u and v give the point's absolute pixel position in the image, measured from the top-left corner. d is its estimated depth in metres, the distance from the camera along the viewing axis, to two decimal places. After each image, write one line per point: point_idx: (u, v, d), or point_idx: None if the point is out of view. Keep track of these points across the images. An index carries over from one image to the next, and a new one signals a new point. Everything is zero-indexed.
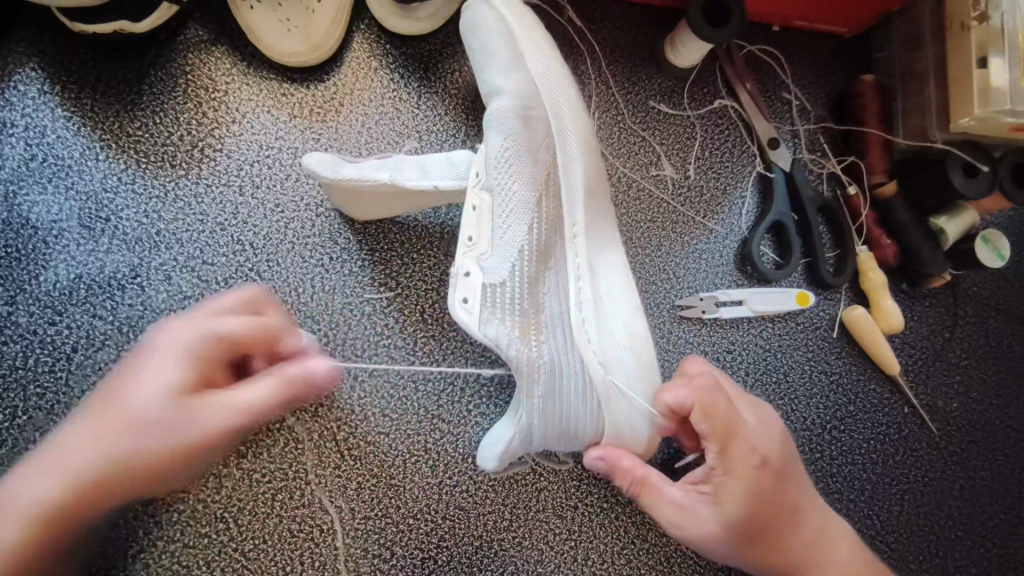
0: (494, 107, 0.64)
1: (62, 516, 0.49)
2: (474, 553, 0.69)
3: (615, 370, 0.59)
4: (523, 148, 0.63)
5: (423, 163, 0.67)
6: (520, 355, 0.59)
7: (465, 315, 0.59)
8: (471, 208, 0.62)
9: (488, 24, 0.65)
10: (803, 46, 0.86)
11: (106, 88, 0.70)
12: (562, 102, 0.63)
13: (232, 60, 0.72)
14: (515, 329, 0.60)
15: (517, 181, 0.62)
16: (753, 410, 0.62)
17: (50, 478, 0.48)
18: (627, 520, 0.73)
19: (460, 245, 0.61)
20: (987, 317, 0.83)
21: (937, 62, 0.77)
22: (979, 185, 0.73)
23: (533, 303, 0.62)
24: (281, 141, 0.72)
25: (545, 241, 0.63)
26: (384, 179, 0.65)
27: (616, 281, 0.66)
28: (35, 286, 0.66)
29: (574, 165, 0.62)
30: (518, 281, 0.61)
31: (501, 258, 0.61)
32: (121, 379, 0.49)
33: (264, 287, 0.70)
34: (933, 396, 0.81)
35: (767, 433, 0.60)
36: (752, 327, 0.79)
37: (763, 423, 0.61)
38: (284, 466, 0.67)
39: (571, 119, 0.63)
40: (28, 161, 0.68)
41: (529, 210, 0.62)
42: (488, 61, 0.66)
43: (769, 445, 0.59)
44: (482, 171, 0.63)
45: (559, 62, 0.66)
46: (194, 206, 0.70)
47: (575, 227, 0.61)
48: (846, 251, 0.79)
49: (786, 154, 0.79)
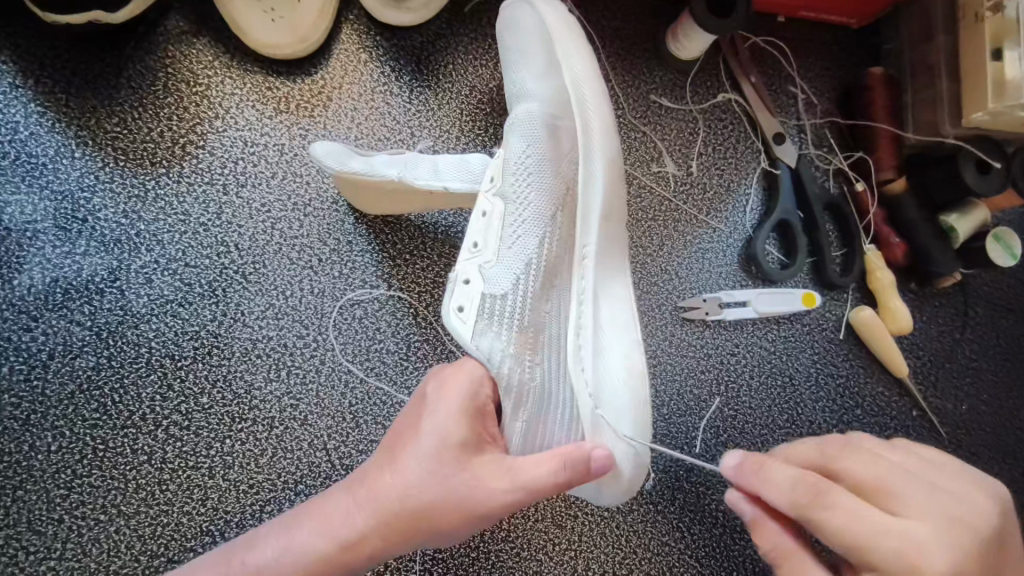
0: (523, 111, 0.65)
1: (482, 515, 0.51)
2: (470, 565, 0.67)
3: (607, 407, 0.56)
4: (546, 156, 0.62)
5: (436, 160, 0.65)
6: (510, 372, 0.58)
7: (459, 324, 0.60)
8: (481, 213, 0.62)
9: (528, 25, 0.65)
10: (810, 36, 0.83)
11: (82, 82, 0.66)
12: (593, 116, 0.61)
13: (215, 53, 0.69)
14: (510, 344, 0.59)
15: (532, 189, 0.61)
16: (945, 475, 0.48)
17: (457, 462, 0.51)
18: (628, 529, 0.70)
19: (465, 252, 0.61)
20: (997, 318, 0.81)
21: (949, 53, 0.74)
22: (992, 180, 0.71)
23: (534, 321, 0.60)
24: (266, 137, 0.69)
25: (555, 255, 0.61)
26: (393, 175, 0.63)
27: (624, 313, 0.61)
28: (8, 291, 0.63)
29: (593, 187, 0.59)
30: (522, 292, 0.60)
31: (506, 269, 0.60)
32: (436, 405, 0.54)
33: (251, 290, 0.67)
34: (941, 400, 0.79)
35: (957, 522, 0.44)
36: (755, 329, 0.76)
37: (948, 528, 0.44)
38: (272, 477, 0.64)
39: (602, 137, 0.61)
40: (0, 159, 0.64)
41: (543, 219, 0.61)
42: (522, 62, 0.66)
43: (978, 523, 0.45)
44: (497, 176, 0.63)
45: (595, 74, 0.63)
46: (176, 205, 0.67)
47: (585, 247, 0.59)
48: (854, 250, 0.77)
49: (792, 150, 0.77)
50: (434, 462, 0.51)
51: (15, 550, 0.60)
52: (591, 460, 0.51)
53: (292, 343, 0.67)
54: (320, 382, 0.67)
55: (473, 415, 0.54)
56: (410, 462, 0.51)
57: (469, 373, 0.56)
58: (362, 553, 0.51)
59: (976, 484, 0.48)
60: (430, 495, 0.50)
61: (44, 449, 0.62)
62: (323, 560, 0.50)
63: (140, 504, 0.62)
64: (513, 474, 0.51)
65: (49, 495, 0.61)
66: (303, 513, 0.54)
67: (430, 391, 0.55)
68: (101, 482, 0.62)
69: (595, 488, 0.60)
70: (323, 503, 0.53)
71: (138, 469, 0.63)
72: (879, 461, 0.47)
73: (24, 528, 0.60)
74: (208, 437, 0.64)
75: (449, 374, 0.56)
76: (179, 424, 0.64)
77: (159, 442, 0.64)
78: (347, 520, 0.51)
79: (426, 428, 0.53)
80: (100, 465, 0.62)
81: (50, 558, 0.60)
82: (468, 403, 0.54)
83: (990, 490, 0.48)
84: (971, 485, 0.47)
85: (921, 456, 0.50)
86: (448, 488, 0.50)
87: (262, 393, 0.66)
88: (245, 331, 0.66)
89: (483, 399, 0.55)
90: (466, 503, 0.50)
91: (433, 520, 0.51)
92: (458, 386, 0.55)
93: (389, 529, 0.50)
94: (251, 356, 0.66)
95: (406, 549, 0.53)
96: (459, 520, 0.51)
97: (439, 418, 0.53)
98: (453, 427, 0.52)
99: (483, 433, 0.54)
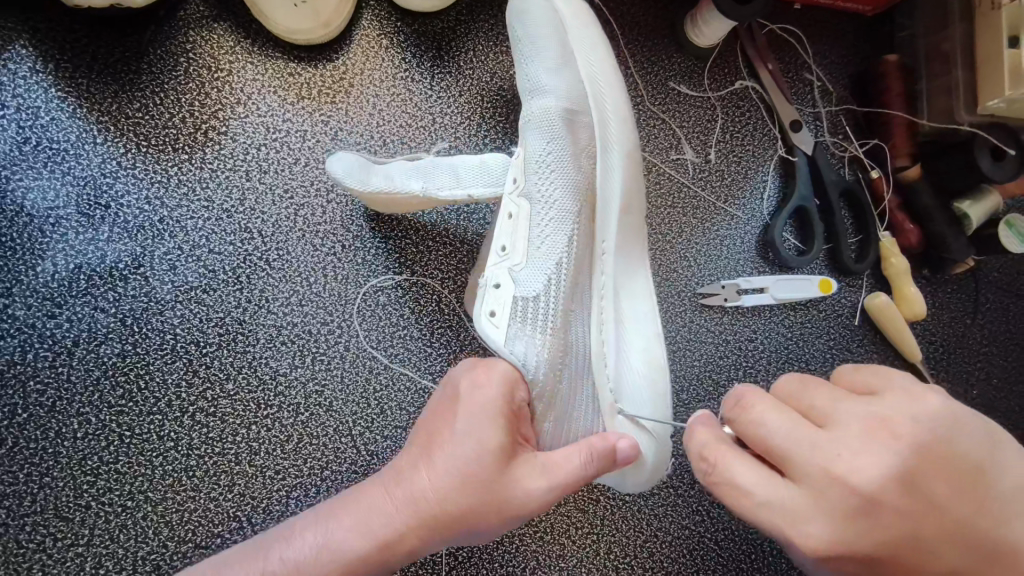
0: (539, 107, 0.63)
1: (517, 514, 0.52)
2: (495, 549, 0.68)
3: (626, 399, 0.60)
4: (567, 152, 0.62)
5: (456, 166, 0.64)
6: (544, 374, 0.57)
7: (493, 330, 0.58)
8: (507, 215, 0.61)
9: (541, 20, 0.65)
10: (826, 24, 0.83)
11: (102, 66, 0.66)
12: (612, 110, 0.65)
13: (236, 38, 0.69)
14: (545, 348, 0.58)
15: (556, 188, 0.61)
16: (853, 412, 0.40)
17: (492, 467, 0.51)
18: (649, 512, 0.71)
19: (494, 254, 0.60)
20: (1007, 303, 0.82)
21: (964, 41, 0.75)
22: (1007, 168, 0.72)
23: (565, 323, 0.59)
24: (288, 124, 0.69)
25: (577, 258, 0.61)
26: (417, 190, 0.63)
27: (642, 307, 0.64)
28: (31, 278, 0.63)
29: (613, 180, 0.63)
30: (554, 295, 0.59)
31: (537, 270, 0.60)
32: (469, 410, 0.53)
33: (274, 277, 0.67)
34: (953, 383, 0.80)
35: (840, 486, 0.39)
36: (772, 314, 0.77)
37: (827, 492, 0.39)
38: (298, 463, 0.65)
39: (618, 133, 0.64)
40: (21, 145, 0.64)
41: (568, 220, 0.61)
42: (534, 56, 0.64)
43: (872, 482, 0.38)
44: (521, 176, 0.62)
45: (612, 72, 0.66)
46: (199, 191, 0.67)
47: (605, 243, 0.63)
48: (869, 237, 0.78)
49: (810, 138, 0.77)
50: (472, 463, 0.51)
51: (43, 537, 0.60)
52: (616, 449, 0.53)
53: (317, 330, 0.67)
54: (345, 368, 0.67)
55: (508, 419, 0.53)
56: (447, 467, 0.51)
57: (500, 374, 0.55)
58: (400, 551, 0.51)
59: (899, 418, 0.39)
60: (468, 499, 0.51)
61: (70, 435, 0.61)
62: (362, 561, 0.51)
63: (168, 491, 0.63)
64: (549, 473, 0.52)
65: (76, 481, 0.61)
66: (338, 510, 0.54)
67: (463, 394, 0.55)
68: (128, 468, 0.62)
69: (618, 476, 0.62)
70: (359, 500, 0.53)
71: (164, 455, 0.63)
72: (785, 415, 0.41)
73: (51, 515, 0.60)
74: (234, 423, 0.64)
75: (479, 378, 0.55)
76: (205, 410, 0.64)
77: (185, 428, 0.64)
78: (384, 520, 0.51)
79: (462, 432, 0.52)
80: (126, 452, 0.62)
81: (79, 544, 0.60)
82: (499, 408, 0.53)
83: (927, 419, 0.39)
84: (881, 425, 0.39)
85: (845, 391, 0.42)
86: (485, 492, 0.51)
87: (286, 379, 0.66)
88: (270, 317, 0.66)
89: (518, 400, 0.55)
90: (502, 505, 0.51)
91: (470, 521, 0.51)
92: (489, 391, 0.54)
93: (427, 529, 0.51)
94: (276, 342, 0.66)
95: (442, 545, 0.53)
96: (495, 520, 0.51)
97: (474, 424, 0.52)
98: (488, 434, 0.52)
99: (517, 435, 0.54)
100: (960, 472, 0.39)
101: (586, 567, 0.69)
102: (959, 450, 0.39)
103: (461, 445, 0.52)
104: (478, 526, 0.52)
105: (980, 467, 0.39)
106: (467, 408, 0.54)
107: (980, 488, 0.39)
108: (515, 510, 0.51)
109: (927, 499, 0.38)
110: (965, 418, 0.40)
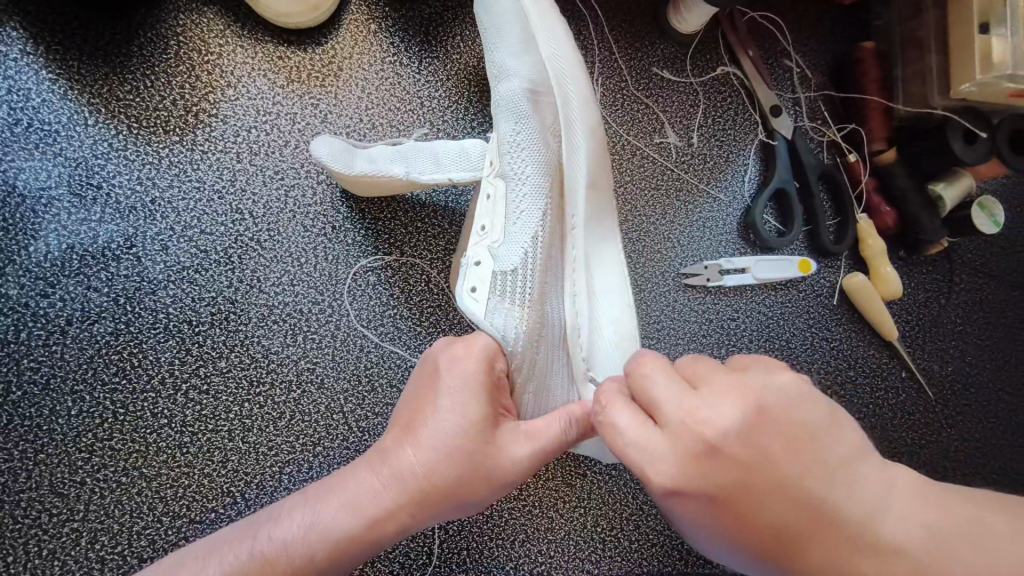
0: (505, 89, 0.64)
1: (503, 483, 0.54)
2: (484, 522, 0.69)
3: (600, 368, 0.61)
4: (537, 131, 0.62)
5: (435, 151, 0.66)
6: (523, 346, 0.58)
7: (472, 305, 0.59)
8: (486, 196, 0.63)
9: (503, 4, 0.65)
10: (805, 11, 0.85)
11: (93, 49, 0.66)
12: (573, 90, 0.63)
13: (226, 22, 0.69)
14: (523, 321, 0.58)
15: (529, 165, 0.62)
16: (719, 377, 0.44)
17: (479, 441, 0.53)
18: (635, 486, 0.73)
19: (474, 234, 0.62)
20: (980, 283, 0.85)
21: (938, 28, 0.77)
22: (978, 150, 0.75)
23: (541, 295, 0.60)
24: (278, 106, 0.70)
25: (552, 231, 0.62)
26: (400, 173, 0.65)
27: (613, 276, 0.66)
28: (24, 258, 0.63)
29: (579, 157, 0.62)
30: (531, 265, 0.60)
31: (514, 245, 0.60)
32: (452, 386, 0.54)
33: (266, 258, 0.68)
34: (928, 361, 0.82)
35: (691, 432, 0.42)
36: (754, 294, 0.79)
37: (678, 434, 0.42)
38: (291, 439, 0.66)
39: (582, 106, 0.63)
40: (13, 127, 0.64)
41: (543, 194, 0.61)
42: (498, 43, 0.66)
43: (718, 431, 0.41)
44: (496, 157, 0.64)
45: (573, 47, 0.65)
46: (190, 173, 0.67)
47: (575, 218, 0.63)
48: (848, 219, 0.80)
49: (788, 122, 0.79)
50: (457, 438, 0.52)
51: (39, 512, 0.60)
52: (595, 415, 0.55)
53: (308, 308, 0.68)
54: (336, 346, 0.68)
55: (490, 393, 0.55)
56: (434, 444, 0.53)
57: (481, 348, 0.56)
58: (389, 528, 0.53)
59: (755, 386, 0.42)
60: (454, 473, 0.52)
61: (64, 413, 0.62)
62: (351, 540, 0.52)
63: (162, 466, 0.64)
64: (532, 441, 0.54)
65: (71, 458, 0.62)
66: (323, 493, 0.55)
67: (446, 370, 0.55)
68: (122, 445, 0.63)
69: (600, 447, 0.63)
70: (345, 481, 0.54)
71: (158, 432, 0.64)
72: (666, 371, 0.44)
73: (47, 491, 0.61)
74: (227, 401, 0.65)
75: (458, 355, 0.56)
76: (198, 387, 0.65)
77: (178, 406, 0.65)
78: (372, 499, 0.52)
79: (445, 409, 0.54)
80: (120, 429, 0.63)
81: (74, 520, 0.61)
82: (480, 384, 0.54)
83: (779, 388, 0.42)
84: (736, 387, 0.43)
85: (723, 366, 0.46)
86: (472, 466, 0.52)
87: (279, 357, 0.67)
88: (261, 297, 0.67)
89: (497, 372, 0.56)
90: (489, 477, 0.53)
91: (457, 493, 0.53)
92: (469, 367, 0.55)
93: (415, 506, 0.52)
94: (268, 321, 0.67)
95: (430, 521, 0.55)
96: (482, 491, 0.53)
97: (458, 400, 0.54)
98: (471, 411, 0.53)
99: (499, 408, 0.55)
100: (799, 443, 0.41)
101: (573, 540, 0.71)
102: (803, 421, 0.42)
103: (446, 422, 0.53)
104: (464, 499, 0.54)
105: (819, 437, 0.42)
106: (448, 385, 0.55)
107: (814, 453, 0.41)
108: (501, 480, 0.53)
109: (765, 454, 0.41)
110: (814, 396, 0.43)
